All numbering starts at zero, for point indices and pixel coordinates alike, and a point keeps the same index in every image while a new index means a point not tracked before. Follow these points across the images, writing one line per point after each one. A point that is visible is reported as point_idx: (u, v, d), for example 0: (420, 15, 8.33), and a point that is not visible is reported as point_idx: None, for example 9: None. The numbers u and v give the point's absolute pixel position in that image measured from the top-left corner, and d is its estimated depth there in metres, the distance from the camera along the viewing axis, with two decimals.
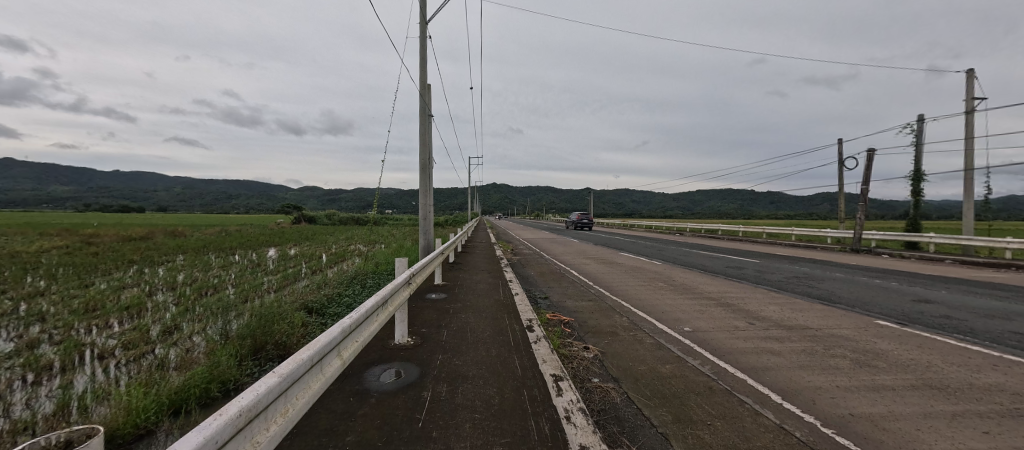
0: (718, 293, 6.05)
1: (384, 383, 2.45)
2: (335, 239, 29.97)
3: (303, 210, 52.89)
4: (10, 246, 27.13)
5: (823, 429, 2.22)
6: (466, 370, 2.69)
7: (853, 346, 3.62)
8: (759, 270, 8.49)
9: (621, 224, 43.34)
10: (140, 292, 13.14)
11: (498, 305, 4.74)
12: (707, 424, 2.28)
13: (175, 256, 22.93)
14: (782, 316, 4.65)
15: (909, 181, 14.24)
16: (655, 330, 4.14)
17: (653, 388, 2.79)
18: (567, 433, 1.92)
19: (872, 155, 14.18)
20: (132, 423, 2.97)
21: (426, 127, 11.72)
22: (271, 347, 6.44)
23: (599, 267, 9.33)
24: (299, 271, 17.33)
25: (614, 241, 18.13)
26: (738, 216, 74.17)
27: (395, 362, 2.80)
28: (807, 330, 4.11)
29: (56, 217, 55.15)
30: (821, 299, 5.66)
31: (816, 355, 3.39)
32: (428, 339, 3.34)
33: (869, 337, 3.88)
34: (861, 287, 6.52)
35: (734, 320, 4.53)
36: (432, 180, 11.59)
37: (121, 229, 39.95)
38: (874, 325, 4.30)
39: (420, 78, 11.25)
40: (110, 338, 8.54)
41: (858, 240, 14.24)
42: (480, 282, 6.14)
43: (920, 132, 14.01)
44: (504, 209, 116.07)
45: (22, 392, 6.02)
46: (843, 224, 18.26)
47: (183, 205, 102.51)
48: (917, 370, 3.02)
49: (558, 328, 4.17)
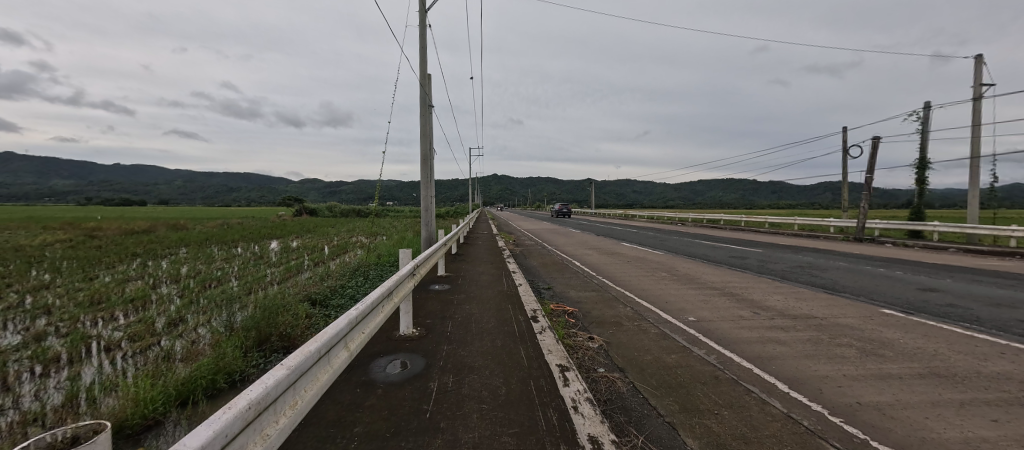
0: (722, 282, 6.03)
1: (390, 374, 2.46)
2: (336, 231, 30.00)
3: (304, 203, 52.91)
4: (13, 240, 27.24)
5: (831, 418, 2.21)
6: (472, 360, 2.69)
7: (859, 335, 3.61)
8: (762, 260, 8.47)
9: (623, 214, 43.23)
10: (145, 285, 13.22)
11: (502, 296, 4.74)
12: (714, 413, 2.28)
13: (178, 249, 23.00)
14: (786, 305, 4.63)
15: (914, 169, 14.12)
16: (660, 320, 4.14)
17: (659, 378, 2.79)
18: (575, 423, 1.91)
19: (877, 143, 14.05)
20: (141, 414, 3.04)
21: (427, 118, 11.63)
22: (276, 339, 6.50)
23: (601, 257, 9.31)
24: (302, 263, 17.38)
25: (615, 232, 18.14)
26: (740, 206, 74.00)
27: (401, 353, 2.80)
28: (812, 319, 4.08)
29: (58, 211, 55.30)
30: (826, 288, 5.64)
31: (822, 345, 3.37)
32: (433, 330, 3.34)
33: (875, 326, 3.85)
34: (866, 277, 6.49)
35: (738, 310, 4.52)
36: (433, 172, 11.53)
37: (124, 222, 40.11)
38: (880, 313, 4.29)
39: (420, 68, 11.13)
40: (116, 330, 8.61)
41: (861, 229, 14.19)
42: (483, 272, 6.14)
43: (926, 120, 13.85)
44: (505, 201, 115.90)
45: (31, 383, 6.08)
46: (846, 213, 18.18)
47: (185, 198, 102.76)
48: (925, 359, 3.00)
49: (562, 319, 4.17)
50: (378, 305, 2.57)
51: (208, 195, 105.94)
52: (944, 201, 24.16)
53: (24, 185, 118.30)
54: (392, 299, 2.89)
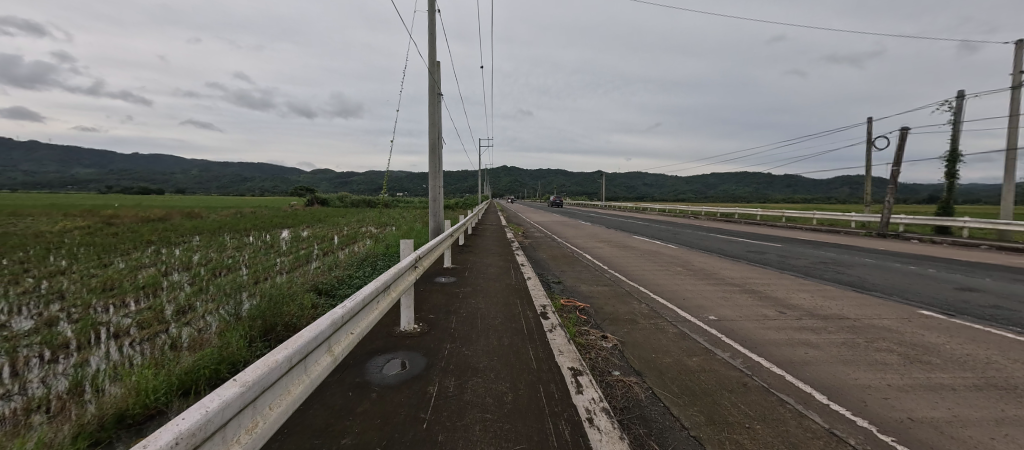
0: (741, 279, 5.71)
1: (388, 375, 2.25)
2: (346, 221, 30.07)
3: (316, 192, 53.31)
4: (34, 226, 27.87)
5: (880, 435, 1.95)
6: (477, 361, 2.48)
7: (899, 338, 3.30)
8: (782, 255, 8.10)
9: (634, 207, 42.64)
10: (157, 272, 13.31)
11: (510, 290, 4.52)
12: (746, 427, 2.03)
13: (191, 237, 23.26)
14: (813, 305, 4.32)
15: (945, 162, 13.45)
16: (678, 319, 3.88)
17: (681, 384, 2.54)
18: (591, 439, 1.68)
19: (905, 134, 13.42)
20: (142, 404, 2.91)
21: (435, 107, 11.39)
22: (282, 329, 6.42)
23: (612, 250, 9.03)
24: (311, 253, 17.39)
25: (626, 224, 17.77)
26: (753, 201, 72.59)
27: (400, 351, 2.59)
28: (844, 320, 3.78)
29: (79, 199, 56.61)
30: (854, 286, 5.30)
31: (859, 350, 3.08)
32: (436, 326, 3.13)
33: (915, 329, 3.54)
34: (896, 274, 6.12)
35: (762, 308, 4.23)
36: (442, 161, 11.32)
37: (141, 210, 40.85)
38: (917, 315, 3.96)
39: (429, 54, 10.86)
40: (125, 317, 8.62)
41: (885, 224, 13.62)
42: (490, 265, 5.92)
43: (959, 110, 13.15)
44: (515, 192, 115.49)
45: (39, 369, 6.07)
46: (868, 208, 17.52)
47: (200, 186, 104.53)
48: (978, 368, 2.71)
49: (574, 315, 3.95)
50: (375, 299, 2.36)
51: (223, 184, 107.52)
52: (971, 196, 23.21)
53: (46, 173, 121.46)
54: (391, 291, 2.69)
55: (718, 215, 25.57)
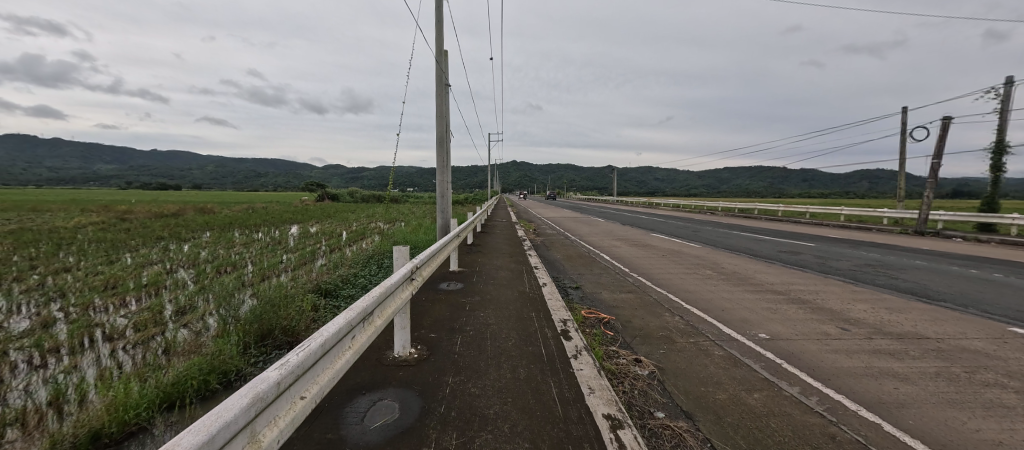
0: (783, 286, 5.08)
1: (370, 429, 1.72)
2: (355, 216, 29.80)
3: (326, 188, 53.34)
4: (50, 221, 28.20)
5: None
6: (485, 405, 1.94)
7: (1004, 368, 2.69)
8: (820, 256, 7.41)
9: (647, 203, 41.69)
10: (161, 269, 13.05)
11: (523, 299, 3.99)
12: None
13: (201, 233, 23.22)
14: (879, 320, 3.70)
15: (990, 154, 12.49)
16: (722, 337, 3.31)
17: (746, 433, 1.98)
18: None
19: (946, 124, 12.49)
20: (120, 420, 2.46)
21: (443, 98, 10.87)
22: (285, 331, 6.03)
23: (631, 250, 8.42)
24: (318, 250, 17.07)
25: (641, 221, 17.17)
26: (769, 195, 70.73)
27: (390, 389, 2.07)
28: (925, 342, 3.17)
29: (96, 195, 57.57)
30: (917, 295, 4.64)
31: (962, 385, 2.47)
32: (436, 349, 2.61)
33: (1018, 354, 2.92)
34: (958, 280, 5.42)
35: (819, 324, 3.62)
36: (450, 155, 10.81)
37: (154, 205, 41.25)
38: (1010, 333, 3.32)
39: (436, 43, 10.32)
40: (123, 317, 8.29)
41: (923, 221, 12.73)
42: (500, 268, 5.38)
43: (1007, 97, 12.16)
44: (525, 188, 114.69)
45: (25, 375, 5.72)
46: (900, 204, 16.53)
47: (214, 182, 105.97)
48: None
49: (598, 332, 3.40)
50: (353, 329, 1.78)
51: (236, 180, 108.89)
52: None
53: (68, 170, 124.52)
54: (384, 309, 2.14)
55: (736, 210, 24.64)
